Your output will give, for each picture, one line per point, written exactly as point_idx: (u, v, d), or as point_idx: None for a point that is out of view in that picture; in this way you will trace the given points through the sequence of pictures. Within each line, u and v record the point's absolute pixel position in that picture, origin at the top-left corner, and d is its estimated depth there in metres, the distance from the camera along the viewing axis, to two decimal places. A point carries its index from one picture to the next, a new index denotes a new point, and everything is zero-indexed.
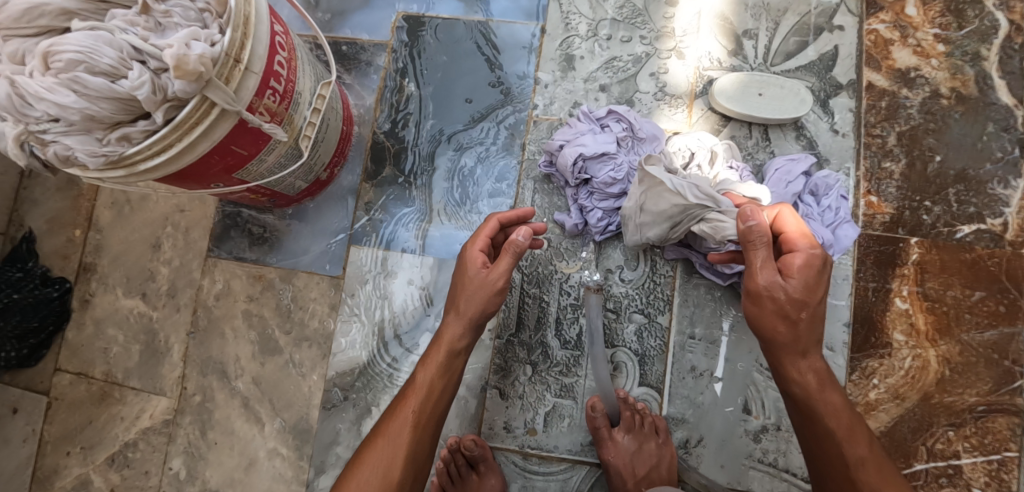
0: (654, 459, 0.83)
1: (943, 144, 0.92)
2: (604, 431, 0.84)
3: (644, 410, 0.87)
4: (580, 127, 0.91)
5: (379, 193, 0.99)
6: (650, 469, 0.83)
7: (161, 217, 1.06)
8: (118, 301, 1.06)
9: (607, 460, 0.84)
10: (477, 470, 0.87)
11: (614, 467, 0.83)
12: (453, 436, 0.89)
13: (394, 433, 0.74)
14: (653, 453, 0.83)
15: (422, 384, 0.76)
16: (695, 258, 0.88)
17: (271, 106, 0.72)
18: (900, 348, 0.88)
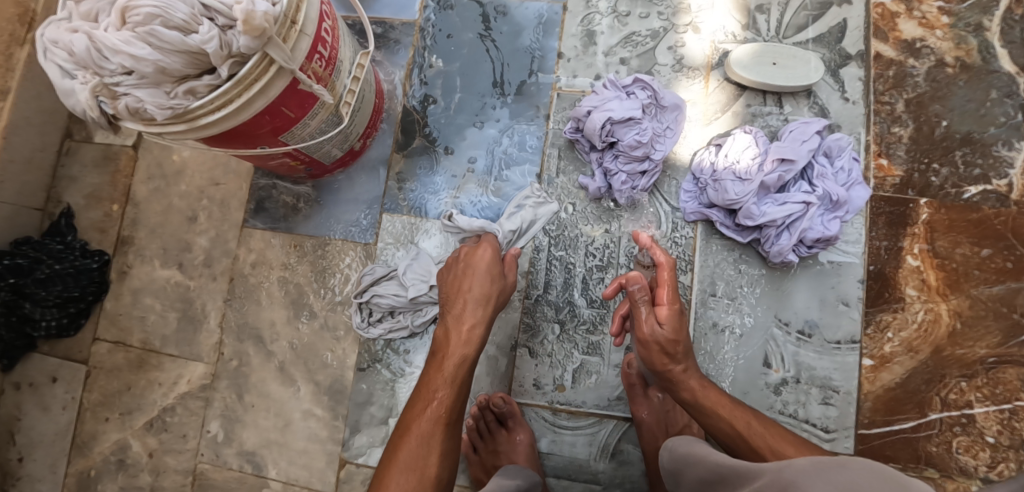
0: (684, 420, 0.89)
1: (948, 110, 0.97)
2: (639, 387, 0.89)
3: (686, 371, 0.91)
4: (605, 94, 0.95)
5: (409, 163, 1.03)
6: (684, 426, 0.89)
7: (196, 190, 1.10)
8: (155, 272, 1.09)
9: (640, 417, 0.88)
10: (506, 426, 0.91)
11: (645, 422, 0.88)
12: (482, 395, 0.94)
13: (428, 432, 0.73)
14: (683, 415, 0.90)
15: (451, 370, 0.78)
16: (716, 217, 0.92)
17: (318, 70, 0.76)
18: (913, 303, 0.92)
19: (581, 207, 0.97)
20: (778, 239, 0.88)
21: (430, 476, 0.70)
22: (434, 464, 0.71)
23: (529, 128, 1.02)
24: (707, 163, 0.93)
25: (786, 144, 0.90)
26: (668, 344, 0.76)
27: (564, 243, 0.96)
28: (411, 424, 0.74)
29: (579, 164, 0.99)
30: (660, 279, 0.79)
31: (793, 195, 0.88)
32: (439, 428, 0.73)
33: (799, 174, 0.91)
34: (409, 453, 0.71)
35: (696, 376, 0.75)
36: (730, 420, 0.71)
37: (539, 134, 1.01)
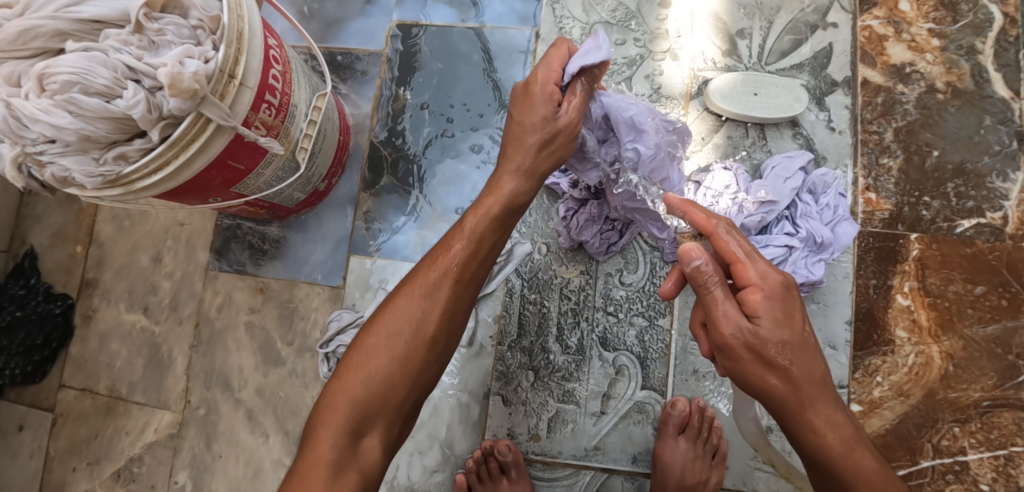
0: (703, 477, 0.84)
1: (940, 139, 0.92)
2: (670, 430, 0.84)
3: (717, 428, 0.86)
4: None
5: (377, 202, 0.99)
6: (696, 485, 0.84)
7: (162, 230, 1.06)
8: (120, 315, 1.05)
9: (661, 459, 0.84)
10: (507, 475, 0.86)
11: (664, 467, 0.84)
12: (487, 439, 0.89)
13: (426, 287, 0.64)
14: (704, 472, 0.85)
15: (453, 263, 0.65)
16: None
17: (267, 120, 0.73)
18: (903, 345, 0.88)
19: (555, 247, 0.93)
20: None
21: (426, 336, 0.63)
22: (431, 326, 0.63)
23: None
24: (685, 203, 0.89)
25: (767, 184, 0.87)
26: (767, 351, 0.57)
27: (538, 286, 0.92)
28: (407, 285, 0.66)
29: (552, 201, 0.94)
30: (739, 259, 0.60)
31: (775, 238, 0.83)
32: (444, 288, 0.64)
33: (783, 212, 0.86)
34: (406, 302, 0.64)
35: (810, 390, 0.58)
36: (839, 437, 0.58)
37: None
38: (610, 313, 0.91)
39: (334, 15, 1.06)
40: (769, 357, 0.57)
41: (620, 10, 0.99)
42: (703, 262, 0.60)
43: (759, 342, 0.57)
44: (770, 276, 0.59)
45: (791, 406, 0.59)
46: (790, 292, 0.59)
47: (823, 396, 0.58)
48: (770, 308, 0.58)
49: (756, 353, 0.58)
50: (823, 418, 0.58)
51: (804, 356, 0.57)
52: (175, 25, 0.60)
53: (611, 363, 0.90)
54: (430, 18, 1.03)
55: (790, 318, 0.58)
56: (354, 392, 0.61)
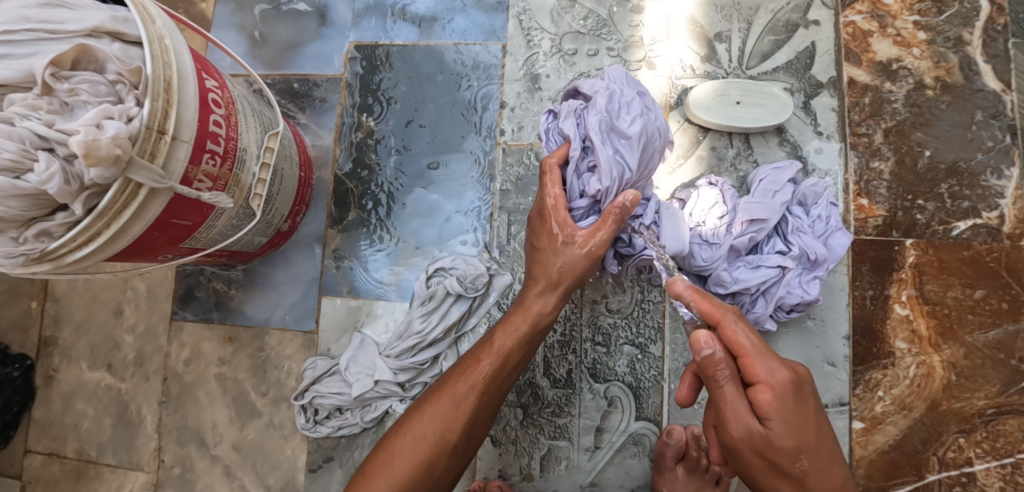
0: None
1: (931, 138, 0.88)
2: (667, 461, 0.80)
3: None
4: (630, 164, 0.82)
5: (347, 239, 0.93)
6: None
7: (120, 281, 0.99)
8: (83, 374, 0.99)
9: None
10: None
11: None
12: (477, 480, 0.85)
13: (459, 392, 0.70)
14: None
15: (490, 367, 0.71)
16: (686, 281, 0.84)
17: (212, 170, 0.67)
18: (904, 357, 0.85)
19: None
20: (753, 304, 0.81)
21: (449, 441, 0.68)
22: (455, 434, 0.69)
23: (477, 188, 0.91)
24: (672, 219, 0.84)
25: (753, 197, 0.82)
26: (775, 453, 0.58)
27: None
28: (441, 390, 0.71)
29: None
30: (744, 349, 0.59)
31: (767, 258, 0.80)
32: (473, 393, 0.70)
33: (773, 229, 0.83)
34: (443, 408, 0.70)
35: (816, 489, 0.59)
36: None
37: (485, 196, 0.91)
38: (599, 343, 0.86)
39: (288, 40, 1.00)
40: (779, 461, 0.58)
41: (591, 18, 0.93)
42: (714, 351, 0.59)
43: (776, 446, 0.58)
44: (780, 380, 0.58)
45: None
46: (802, 392, 0.58)
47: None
48: (781, 412, 0.57)
49: (769, 455, 0.58)
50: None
51: (813, 457, 0.58)
52: (89, 82, 0.54)
53: (602, 395, 0.85)
54: (390, 37, 0.97)
55: (801, 421, 0.58)
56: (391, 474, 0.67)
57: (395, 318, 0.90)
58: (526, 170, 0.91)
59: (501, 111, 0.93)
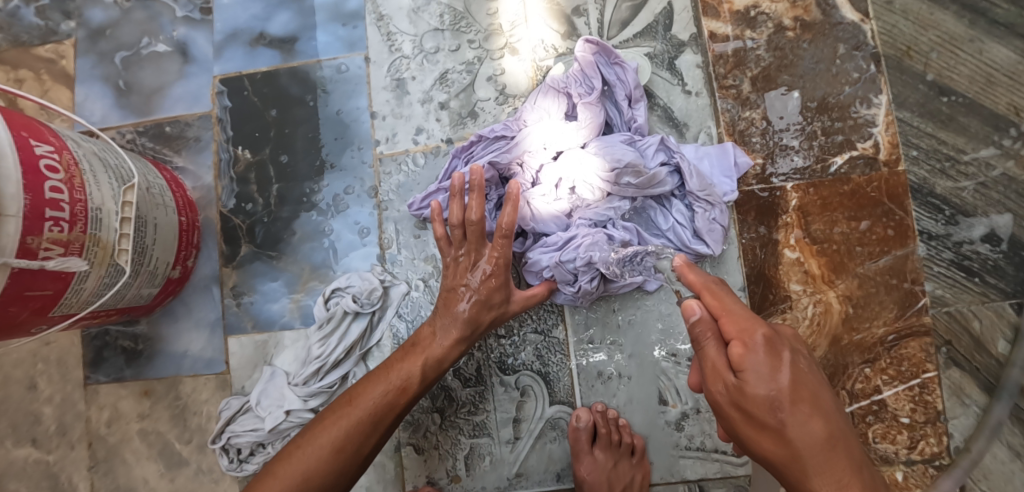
0: (627, 479, 0.83)
1: (797, 79, 0.88)
2: (584, 444, 0.82)
3: (625, 426, 0.84)
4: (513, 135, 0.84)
5: (242, 274, 0.92)
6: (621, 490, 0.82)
7: (29, 354, 0.98)
8: (9, 453, 0.98)
9: (582, 474, 0.82)
10: None
11: (589, 482, 0.82)
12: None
13: (360, 410, 0.72)
14: (627, 472, 0.83)
15: (366, 404, 0.72)
16: None
17: (59, 236, 0.66)
18: (800, 299, 0.86)
19: (432, 279, 0.88)
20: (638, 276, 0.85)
21: (340, 449, 0.70)
22: (348, 444, 0.70)
23: (361, 204, 0.90)
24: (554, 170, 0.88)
25: (608, 140, 0.81)
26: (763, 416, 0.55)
27: None
28: (342, 405, 0.73)
29: (419, 233, 0.89)
30: (717, 306, 0.62)
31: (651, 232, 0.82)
32: (388, 415, 0.73)
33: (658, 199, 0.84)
34: (337, 427, 0.71)
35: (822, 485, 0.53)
36: None
37: (370, 209, 0.90)
38: (504, 335, 0.86)
39: (153, 83, 0.98)
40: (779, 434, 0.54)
41: (448, 13, 0.92)
42: (701, 314, 0.60)
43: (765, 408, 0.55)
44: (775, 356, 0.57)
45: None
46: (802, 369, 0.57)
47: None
48: (756, 361, 0.55)
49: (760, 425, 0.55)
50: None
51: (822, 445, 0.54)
52: None
53: (514, 386, 0.86)
54: (253, 64, 0.95)
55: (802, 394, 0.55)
56: (285, 484, 0.67)
57: (302, 345, 0.90)
58: (406, 178, 0.90)
59: (373, 120, 0.91)
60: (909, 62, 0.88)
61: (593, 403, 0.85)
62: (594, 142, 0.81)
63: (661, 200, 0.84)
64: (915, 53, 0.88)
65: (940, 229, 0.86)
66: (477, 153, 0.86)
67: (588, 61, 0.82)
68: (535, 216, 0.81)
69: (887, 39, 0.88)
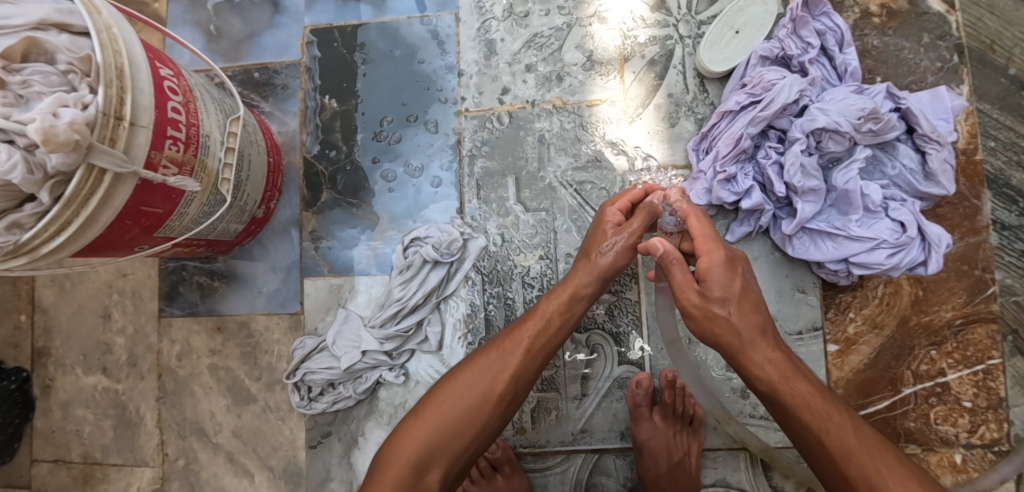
0: (684, 446, 0.85)
1: (880, 64, 0.90)
2: (644, 409, 0.84)
3: (690, 398, 0.87)
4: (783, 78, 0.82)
5: (322, 220, 0.94)
6: (681, 456, 0.84)
7: (104, 286, 1.01)
8: (79, 380, 1.01)
9: (641, 441, 0.84)
10: (501, 471, 0.87)
11: (648, 449, 0.84)
12: None
13: (468, 380, 0.71)
14: (684, 440, 0.85)
15: (459, 388, 0.70)
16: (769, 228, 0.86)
17: (175, 155, 0.67)
18: (871, 278, 0.87)
19: (510, 236, 0.90)
20: (802, 245, 0.84)
21: (498, 390, 0.70)
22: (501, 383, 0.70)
23: (443, 158, 0.92)
24: (692, 142, 0.87)
25: (839, 94, 0.81)
26: (782, 399, 0.65)
27: (499, 279, 0.90)
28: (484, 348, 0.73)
29: (500, 190, 0.91)
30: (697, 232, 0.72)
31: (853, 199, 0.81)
32: (525, 349, 0.72)
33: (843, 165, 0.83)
34: (450, 398, 0.70)
35: (851, 460, 0.60)
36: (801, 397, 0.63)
37: (453, 164, 0.92)
38: None
39: (243, 30, 1.00)
40: (803, 418, 0.63)
41: None
42: (664, 248, 0.71)
43: (770, 388, 0.65)
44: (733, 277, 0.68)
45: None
46: (761, 310, 0.68)
47: (882, 459, 0.59)
48: (721, 278, 0.68)
49: (783, 409, 0.65)
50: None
51: (832, 415, 0.62)
52: (40, 73, 0.55)
53: (585, 344, 0.88)
54: (344, 18, 0.97)
55: (778, 365, 0.65)
56: (433, 422, 0.69)
57: (378, 291, 0.92)
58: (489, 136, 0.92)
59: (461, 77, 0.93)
60: (992, 55, 0.89)
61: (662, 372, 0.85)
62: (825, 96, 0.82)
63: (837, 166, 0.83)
64: (999, 47, 0.89)
65: (1014, 220, 0.87)
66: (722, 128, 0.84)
67: (805, 19, 0.83)
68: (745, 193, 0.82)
69: (971, 31, 0.90)
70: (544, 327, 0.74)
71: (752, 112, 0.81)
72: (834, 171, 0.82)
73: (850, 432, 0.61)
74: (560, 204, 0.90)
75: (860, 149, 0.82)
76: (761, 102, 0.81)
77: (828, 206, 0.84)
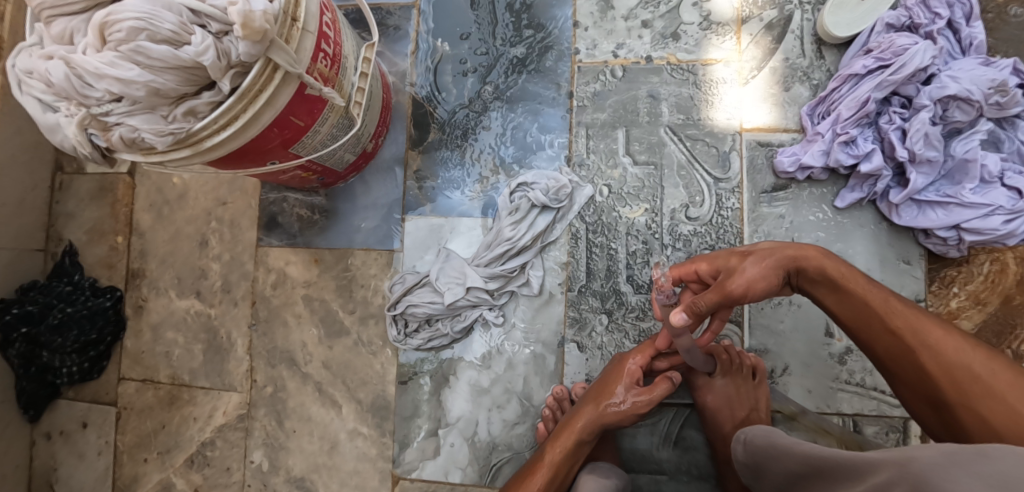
0: (752, 402, 0.83)
1: (1002, 43, 0.88)
2: (699, 375, 0.84)
3: (740, 350, 0.85)
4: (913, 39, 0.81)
5: (427, 160, 0.96)
6: (748, 412, 0.82)
7: (204, 213, 1.02)
8: (172, 303, 1.03)
9: (704, 402, 0.84)
10: None
11: (710, 410, 0.84)
12: (556, 386, 0.89)
13: (536, 483, 0.77)
14: (751, 395, 0.83)
15: (531, 490, 0.76)
16: (878, 196, 0.85)
17: (324, 70, 0.69)
18: (978, 254, 0.85)
19: (616, 188, 0.91)
20: (910, 214, 0.84)
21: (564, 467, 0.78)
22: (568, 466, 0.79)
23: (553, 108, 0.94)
24: (808, 106, 0.87)
25: (966, 65, 0.81)
26: (859, 307, 0.67)
27: (603, 229, 0.91)
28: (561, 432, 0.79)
29: (609, 142, 0.92)
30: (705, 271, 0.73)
31: (972, 171, 0.80)
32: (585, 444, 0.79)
33: (965, 135, 0.81)
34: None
35: (933, 348, 0.60)
36: (866, 296, 0.66)
37: (562, 113, 0.93)
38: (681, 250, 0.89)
39: None
40: (886, 321, 0.64)
41: None
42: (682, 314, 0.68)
43: (842, 302, 0.68)
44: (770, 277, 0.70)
45: (944, 381, 0.59)
46: (830, 256, 0.70)
47: (965, 346, 0.59)
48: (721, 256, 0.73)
49: (857, 317, 0.67)
50: (986, 379, 0.56)
51: (910, 314, 0.63)
52: None
53: None
54: None
55: (847, 279, 0.68)
56: None
57: (479, 233, 0.94)
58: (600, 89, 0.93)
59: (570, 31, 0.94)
60: None
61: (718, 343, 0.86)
62: (950, 66, 0.81)
63: (961, 135, 0.82)
64: None
65: None
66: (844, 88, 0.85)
67: None
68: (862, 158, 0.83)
69: None
70: (583, 428, 0.79)
71: (879, 76, 0.81)
72: (953, 141, 0.82)
73: (930, 327, 0.62)
74: (668, 159, 0.91)
75: (983, 122, 0.81)
76: (890, 67, 0.81)
77: (941, 177, 0.83)
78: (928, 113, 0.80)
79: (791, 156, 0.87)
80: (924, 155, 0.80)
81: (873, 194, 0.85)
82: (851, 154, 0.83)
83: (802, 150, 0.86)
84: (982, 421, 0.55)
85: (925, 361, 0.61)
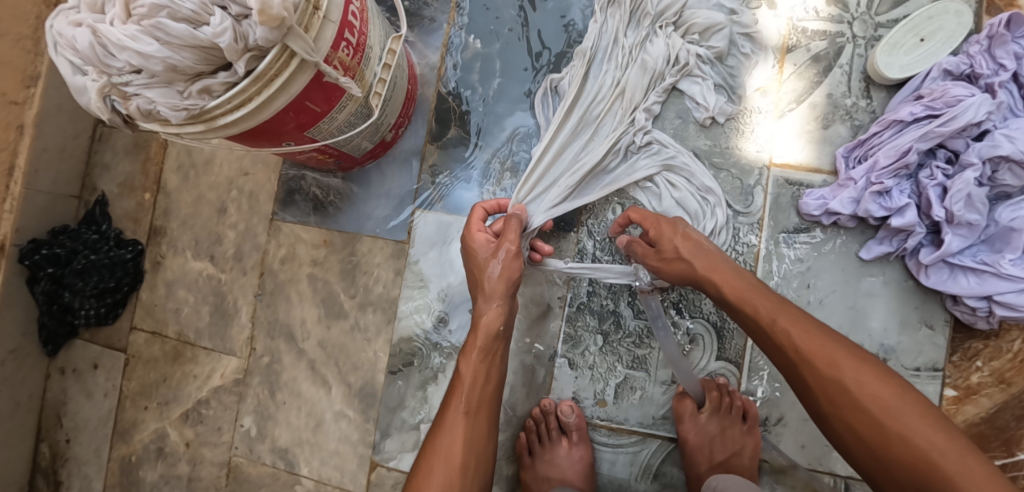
0: (736, 446, 0.82)
1: None
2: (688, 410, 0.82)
3: (734, 391, 0.84)
4: (971, 92, 0.75)
5: (444, 155, 0.96)
6: (730, 455, 0.82)
7: (226, 181, 1.05)
8: (187, 264, 1.06)
9: (686, 438, 0.82)
10: (568, 437, 0.87)
11: (694, 447, 0.82)
12: (546, 399, 0.89)
13: (453, 425, 0.72)
14: (737, 439, 0.82)
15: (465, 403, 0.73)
16: (906, 253, 0.80)
17: (345, 59, 0.68)
18: (1009, 330, 0.79)
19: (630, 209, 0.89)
20: (939, 276, 0.78)
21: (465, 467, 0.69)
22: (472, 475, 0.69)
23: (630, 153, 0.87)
24: (845, 147, 0.83)
25: None
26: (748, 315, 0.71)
27: (611, 249, 0.89)
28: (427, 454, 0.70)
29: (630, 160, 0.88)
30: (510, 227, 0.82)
31: (1017, 238, 0.74)
32: None
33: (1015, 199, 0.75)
34: (457, 410, 0.72)
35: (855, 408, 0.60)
36: (754, 312, 0.70)
37: None
38: None
39: None
40: (766, 334, 0.68)
41: None
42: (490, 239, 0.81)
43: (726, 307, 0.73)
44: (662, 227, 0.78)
45: (820, 395, 0.63)
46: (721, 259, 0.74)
47: (850, 384, 0.61)
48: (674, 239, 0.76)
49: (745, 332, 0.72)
50: (865, 399, 0.60)
51: (793, 327, 0.67)
52: None
53: (685, 332, 0.86)
54: None
55: (739, 290, 0.72)
56: None
57: None
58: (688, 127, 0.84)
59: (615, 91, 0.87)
60: None
61: (713, 377, 0.85)
62: (1010, 124, 0.75)
63: (1009, 199, 0.76)
64: None
65: None
66: (883, 137, 0.80)
67: (1004, 38, 0.76)
68: (891, 210, 0.78)
69: None
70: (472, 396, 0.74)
71: (926, 126, 0.76)
72: (999, 205, 0.76)
73: (847, 357, 0.63)
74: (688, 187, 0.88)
75: None
76: (939, 117, 0.76)
77: (980, 241, 0.77)
78: (976, 171, 0.74)
79: (823, 199, 0.82)
80: (964, 219, 0.75)
81: (902, 250, 0.80)
82: (881, 206, 0.78)
83: (831, 196, 0.82)
84: (855, 433, 0.61)
85: (801, 375, 0.65)
